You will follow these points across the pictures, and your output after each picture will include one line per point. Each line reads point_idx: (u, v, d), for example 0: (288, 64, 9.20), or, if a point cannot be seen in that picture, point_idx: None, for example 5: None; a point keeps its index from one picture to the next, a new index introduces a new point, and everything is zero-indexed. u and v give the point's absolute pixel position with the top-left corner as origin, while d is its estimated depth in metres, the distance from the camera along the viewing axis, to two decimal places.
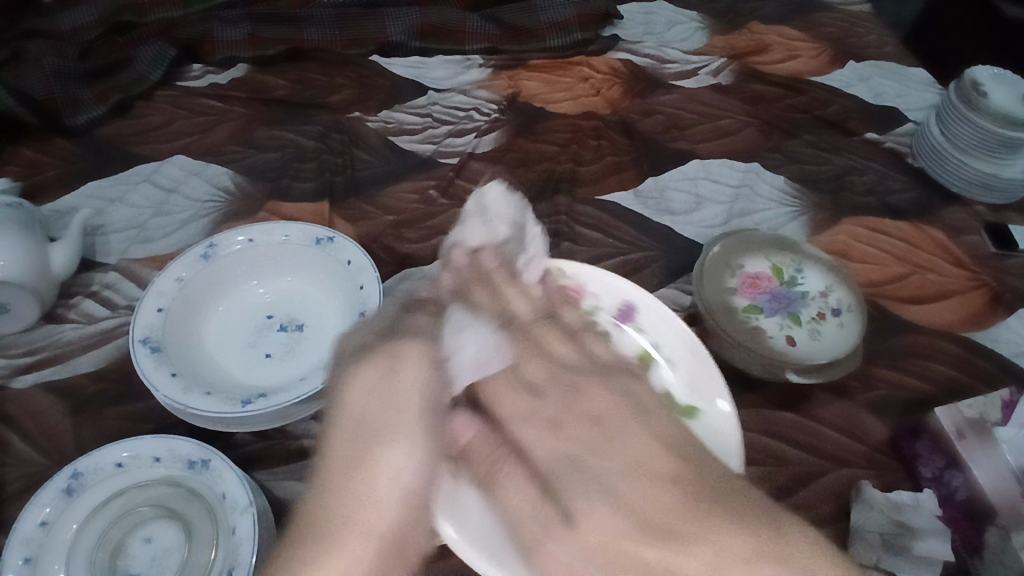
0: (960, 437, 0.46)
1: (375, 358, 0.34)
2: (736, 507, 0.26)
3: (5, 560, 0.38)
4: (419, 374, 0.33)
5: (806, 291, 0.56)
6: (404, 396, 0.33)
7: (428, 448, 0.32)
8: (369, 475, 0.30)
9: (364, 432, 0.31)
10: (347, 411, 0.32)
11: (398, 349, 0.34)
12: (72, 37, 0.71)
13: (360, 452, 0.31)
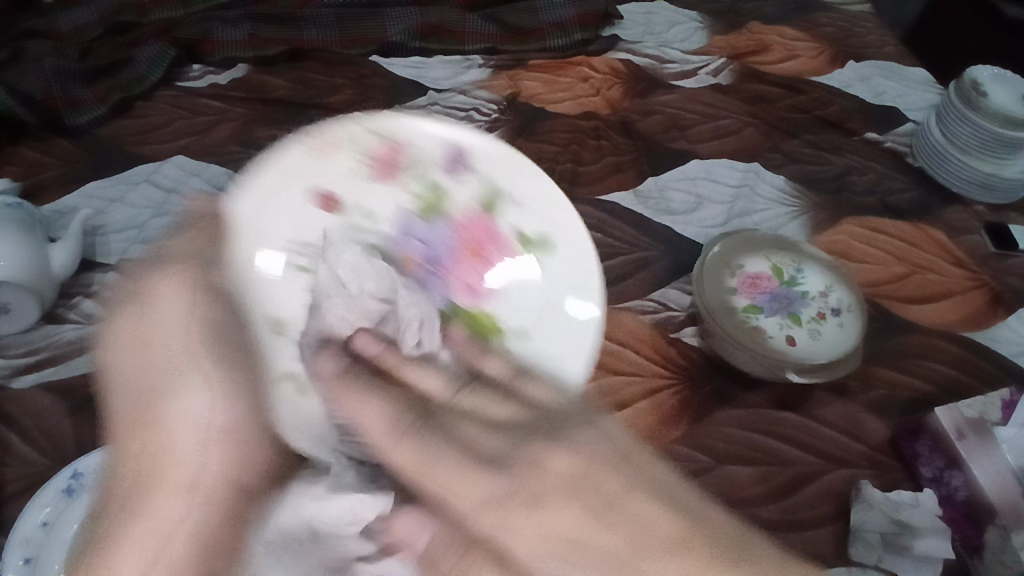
0: (961, 437, 0.46)
1: (123, 304, 0.32)
2: (691, 528, 0.28)
3: (5, 560, 0.38)
4: (171, 319, 0.31)
5: (806, 291, 0.56)
6: (176, 318, 0.32)
7: (234, 396, 0.31)
8: (155, 437, 0.29)
9: (147, 397, 0.29)
10: (132, 376, 0.30)
11: (153, 284, 0.32)
12: (72, 38, 0.71)
13: (150, 430, 0.29)
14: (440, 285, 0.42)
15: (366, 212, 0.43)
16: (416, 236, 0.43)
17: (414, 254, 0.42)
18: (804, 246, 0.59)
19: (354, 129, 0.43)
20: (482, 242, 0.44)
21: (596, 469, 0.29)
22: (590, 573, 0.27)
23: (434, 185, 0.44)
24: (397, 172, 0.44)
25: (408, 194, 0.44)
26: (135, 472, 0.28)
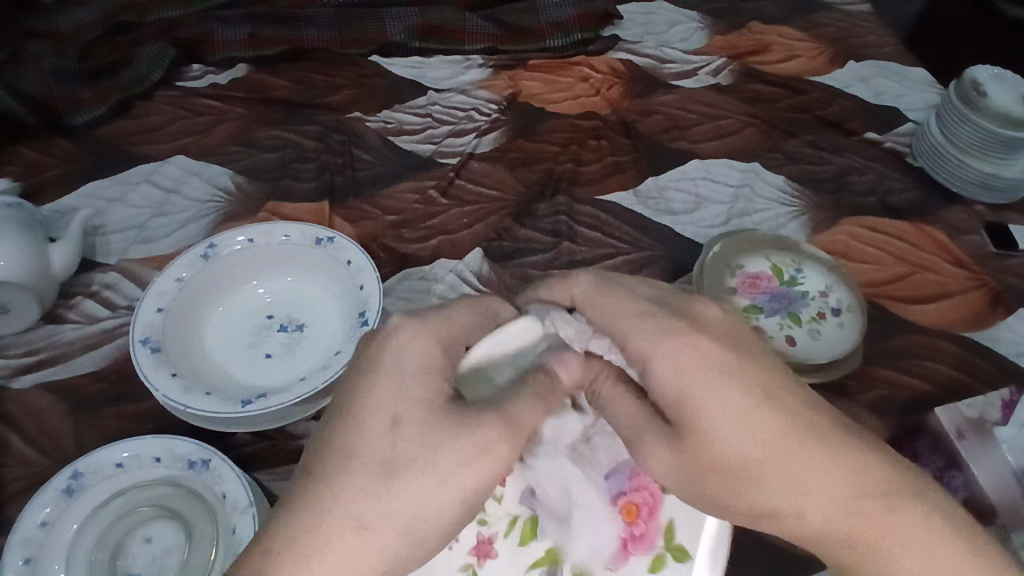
0: (960, 437, 0.47)
1: (368, 381, 0.34)
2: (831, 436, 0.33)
3: (5, 561, 0.38)
4: (446, 447, 0.32)
5: (806, 291, 0.56)
6: (416, 423, 0.33)
7: (432, 475, 0.32)
8: (368, 543, 0.31)
9: (387, 472, 0.32)
10: (384, 456, 0.32)
11: (365, 390, 0.34)
12: (71, 38, 0.71)
13: (380, 487, 0.31)
14: None
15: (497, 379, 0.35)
16: None
17: None
18: (804, 245, 0.59)
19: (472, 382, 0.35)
20: None
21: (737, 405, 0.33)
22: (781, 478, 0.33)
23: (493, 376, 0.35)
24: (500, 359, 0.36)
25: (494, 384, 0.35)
26: (372, 513, 0.31)
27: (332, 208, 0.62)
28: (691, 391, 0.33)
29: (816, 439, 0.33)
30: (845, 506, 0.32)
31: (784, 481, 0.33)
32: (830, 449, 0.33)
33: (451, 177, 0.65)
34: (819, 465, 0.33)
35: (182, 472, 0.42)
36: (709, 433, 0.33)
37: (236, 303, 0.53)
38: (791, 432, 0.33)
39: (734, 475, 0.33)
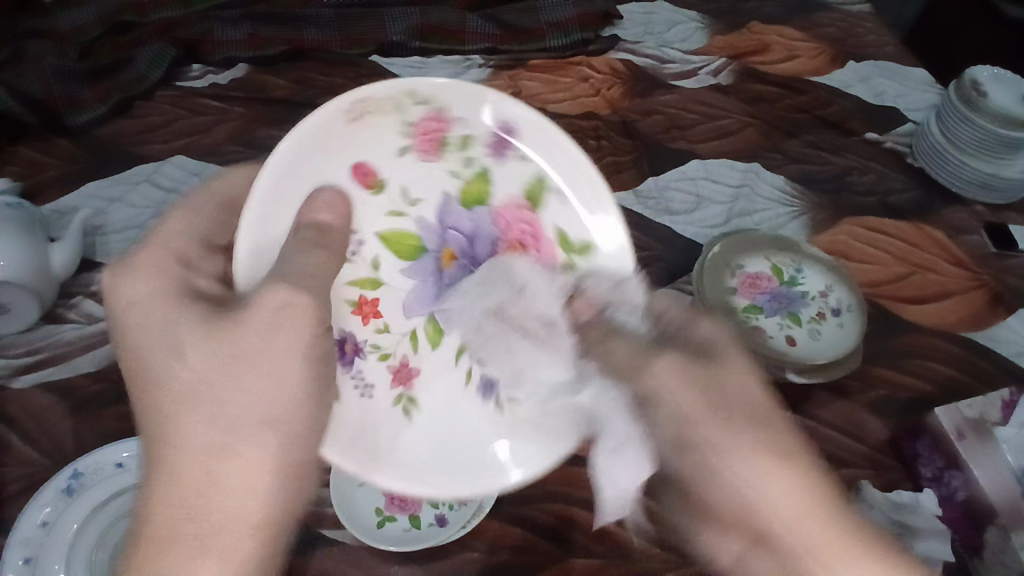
0: (960, 437, 0.47)
1: (223, 338, 0.31)
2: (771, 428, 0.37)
3: (5, 560, 0.38)
4: (281, 355, 0.32)
5: (806, 291, 0.56)
6: (285, 351, 0.32)
7: (279, 387, 0.31)
8: (225, 474, 0.29)
9: (204, 394, 0.30)
10: (229, 404, 0.30)
11: (177, 335, 0.31)
12: (71, 38, 0.71)
13: (223, 433, 0.30)
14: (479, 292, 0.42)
15: (411, 194, 0.41)
16: (450, 224, 0.42)
17: (454, 246, 0.42)
18: (804, 246, 0.59)
19: (398, 97, 0.37)
20: (524, 237, 0.42)
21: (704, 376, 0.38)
22: (746, 441, 0.36)
23: (472, 165, 0.41)
24: (442, 149, 0.40)
25: (453, 173, 0.41)
26: (200, 454, 0.29)
27: None
28: (701, 334, 0.40)
29: (787, 451, 0.36)
30: (799, 501, 0.35)
31: (744, 432, 0.36)
32: (788, 460, 0.36)
33: None
34: (792, 479, 0.35)
35: None
36: (700, 378, 0.38)
37: None
38: (747, 416, 0.37)
39: (721, 417, 0.37)
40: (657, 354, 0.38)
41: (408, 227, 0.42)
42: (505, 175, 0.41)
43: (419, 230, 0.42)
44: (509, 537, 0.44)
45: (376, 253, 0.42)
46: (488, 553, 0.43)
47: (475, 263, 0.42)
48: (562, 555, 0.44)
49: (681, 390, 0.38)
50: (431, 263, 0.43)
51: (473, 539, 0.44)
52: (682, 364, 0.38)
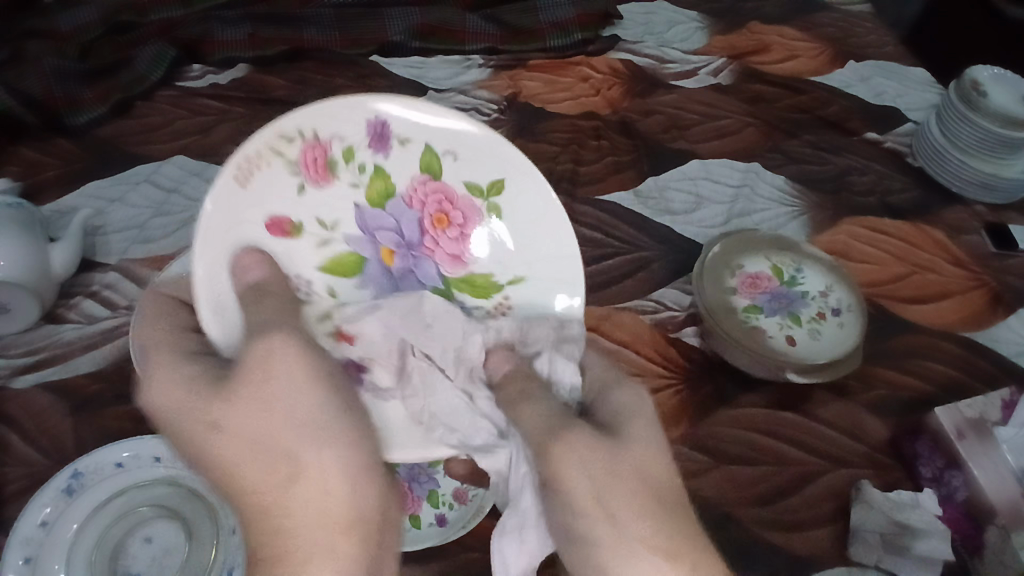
0: (960, 437, 0.47)
1: (250, 373, 0.33)
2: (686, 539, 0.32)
3: (5, 560, 0.37)
4: (295, 390, 0.33)
5: (806, 290, 0.56)
6: (304, 374, 0.34)
7: (337, 437, 0.33)
8: (303, 488, 0.32)
9: (256, 442, 0.32)
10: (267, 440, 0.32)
11: (213, 416, 0.32)
12: (71, 37, 0.71)
13: (286, 464, 0.32)
14: (429, 263, 0.43)
15: (325, 219, 0.42)
16: (374, 226, 0.42)
17: (387, 242, 0.42)
18: (804, 245, 0.59)
19: (269, 141, 0.37)
20: (443, 205, 0.42)
21: (606, 472, 0.32)
22: (639, 513, 0.32)
23: (366, 170, 0.41)
24: (331, 171, 0.40)
25: (352, 185, 0.41)
26: (257, 508, 0.31)
27: None
28: (602, 456, 0.33)
29: (681, 531, 0.32)
30: (732, 574, 0.31)
31: (625, 517, 0.32)
32: (658, 503, 0.32)
33: None
34: (708, 554, 0.32)
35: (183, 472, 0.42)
36: (613, 469, 0.33)
37: None
38: (651, 495, 0.33)
39: (635, 492, 0.32)
40: (614, 394, 0.37)
41: (339, 249, 0.42)
42: (398, 163, 0.41)
43: (350, 246, 0.42)
44: None
45: (325, 284, 0.42)
46: (488, 552, 0.43)
47: (415, 245, 0.43)
48: None
49: (598, 482, 0.32)
50: (375, 267, 0.43)
51: (473, 539, 0.44)
52: (593, 453, 0.33)
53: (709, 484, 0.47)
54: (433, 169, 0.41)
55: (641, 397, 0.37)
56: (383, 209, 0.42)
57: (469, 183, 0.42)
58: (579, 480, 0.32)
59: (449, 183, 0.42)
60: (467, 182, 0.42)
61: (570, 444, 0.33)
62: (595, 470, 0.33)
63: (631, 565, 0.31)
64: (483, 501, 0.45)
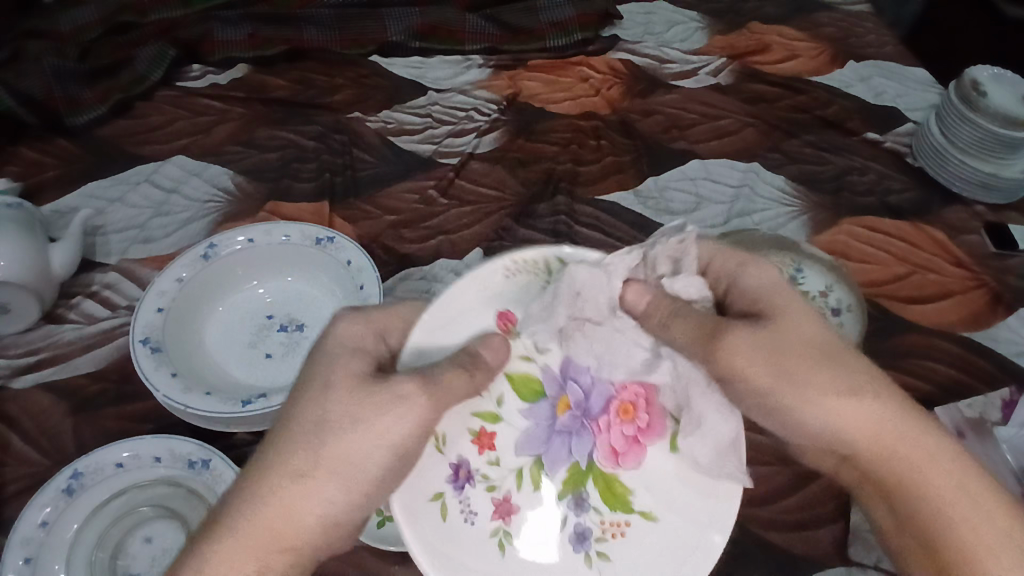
0: (961, 437, 0.48)
1: (361, 402, 0.34)
2: (835, 365, 0.36)
3: (5, 560, 0.38)
4: (377, 441, 0.33)
5: (807, 291, 0.55)
6: (384, 439, 0.33)
7: (351, 494, 0.34)
8: (293, 500, 0.32)
9: (315, 438, 0.33)
10: (325, 460, 0.33)
11: (332, 380, 0.34)
12: (72, 38, 0.71)
13: (300, 474, 0.33)
14: (590, 439, 0.38)
15: (533, 345, 0.39)
16: (569, 376, 0.39)
17: (570, 395, 0.39)
18: (805, 245, 0.59)
19: (469, 282, 0.38)
20: (634, 398, 0.38)
21: (774, 349, 0.35)
22: (837, 370, 0.35)
23: (518, 337, 0.39)
24: (512, 327, 0.38)
25: (517, 335, 0.38)
26: (286, 514, 0.32)
27: (333, 208, 0.62)
28: (764, 375, 0.35)
29: (863, 386, 0.35)
30: (878, 427, 0.35)
31: (812, 385, 0.35)
32: (855, 396, 0.35)
33: (451, 178, 0.65)
34: (873, 405, 0.35)
35: (183, 472, 0.42)
36: (774, 351, 0.35)
37: (236, 303, 0.53)
38: (823, 358, 0.36)
39: (826, 375, 0.35)
40: (726, 328, 0.35)
41: (530, 370, 0.39)
42: (546, 289, 0.38)
43: (542, 375, 0.39)
44: None
45: (518, 355, 0.39)
46: None
47: (591, 414, 0.38)
48: None
49: (767, 372, 0.35)
50: (547, 410, 0.38)
51: None
52: (755, 328, 0.36)
53: None
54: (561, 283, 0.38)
55: (771, 269, 0.38)
56: (581, 370, 0.39)
57: (646, 361, 0.37)
58: (816, 410, 0.35)
59: (624, 374, 0.38)
60: (632, 369, 0.38)
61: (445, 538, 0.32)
62: (762, 359, 0.35)
63: (855, 421, 0.35)
64: None
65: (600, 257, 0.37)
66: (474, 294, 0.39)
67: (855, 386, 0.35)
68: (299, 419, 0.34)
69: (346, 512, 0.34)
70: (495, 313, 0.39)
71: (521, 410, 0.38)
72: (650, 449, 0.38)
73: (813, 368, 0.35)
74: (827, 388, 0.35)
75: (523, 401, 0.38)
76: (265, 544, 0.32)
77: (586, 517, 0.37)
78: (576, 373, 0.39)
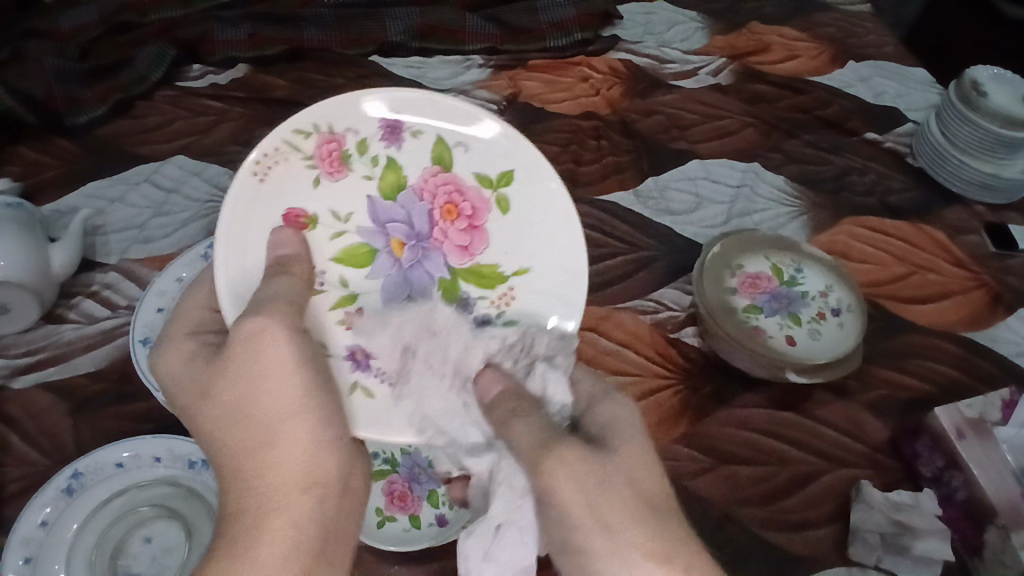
0: (961, 437, 0.47)
1: (236, 363, 0.37)
2: (693, 542, 0.34)
3: (5, 559, 0.37)
4: (281, 367, 0.37)
5: (806, 291, 0.56)
6: (280, 363, 0.37)
7: (310, 416, 0.37)
8: (269, 458, 0.35)
9: (241, 413, 0.36)
10: (269, 412, 0.36)
11: (205, 385, 0.37)
12: (71, 37, 0.70)
13: (262, 442, 0.36)
14: (438, 255, 0.46)
15: (340, 211, 0.44)
16: (385, 219, 0.45)
17: (398, 234, 0.45)
18: (806, 245, 0.60)
19: (286, 137, 0.41)
20: (454, 197, 0.45)
21: (594, 471, 0.35)
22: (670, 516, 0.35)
23: (379, 162, 0.44)
24: (347, 164, 0.44)
25: (367, 177, 0.45)
26: (282, 470, 0.35)
27: None
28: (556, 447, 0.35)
29: (710, 544, 0.34)
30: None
31: (660, 523, 0.34)
32: (658, 556, 0.33)
33: None
34: (714, 571, 0.33)
35: (183, 472, 0.42)
36: (604, 484, 0.35)
37: None
38: (644, 501, 0.35)
39: (625, 494, 0.35)
40: (560, 443, 0.36)
41: (352, 240, 0.45)
42: (410, 155, 0.44)
43: (361, 238, 0.45)
44: None
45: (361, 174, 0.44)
46: None
47: (423, 235, 0.45)
48: None
49: (591, 500, 0.34)
50: (385, 258, 0.45)
51: None
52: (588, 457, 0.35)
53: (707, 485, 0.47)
54: (445, 161, 0.45)
55: (625, 405, 0.40)
56: (395, 201, 0.45)
57: (479, 175, 0.45)
58: (617, 519, 0.34)
59: (460, 174, 0.45)
60: (477, 173, 0.45)
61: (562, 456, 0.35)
62: (585, 485, 0.34)
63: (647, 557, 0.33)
64: None
65: (462, 136, 0.44)
66: (298, 193, 0.43)
67: (648, 505, 0.35)
68: (212, 420, 0.36)
69: (322, 431, 0.37)
70: (377, 112, 0.43)
71: (366, 276, 0.45)
72: (490, 234, 0.46)
73: (640, 474, 0.36)
74: (615, 504, 0.34)
75: (360, 269, 0.45)
76: (268, 504, 0.34)
77: (478, 311, 0.45)
78: (426, 182, 0.45)
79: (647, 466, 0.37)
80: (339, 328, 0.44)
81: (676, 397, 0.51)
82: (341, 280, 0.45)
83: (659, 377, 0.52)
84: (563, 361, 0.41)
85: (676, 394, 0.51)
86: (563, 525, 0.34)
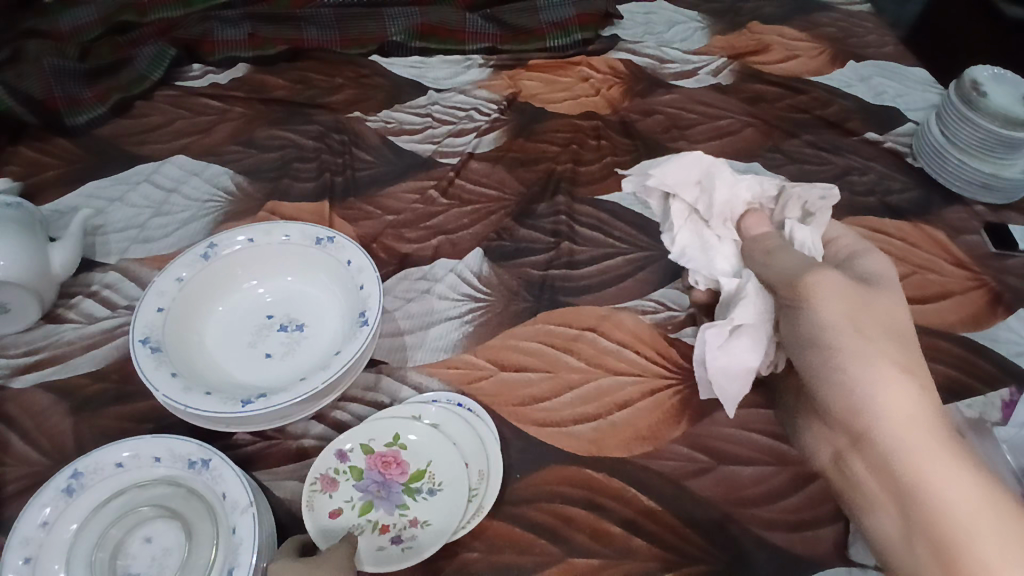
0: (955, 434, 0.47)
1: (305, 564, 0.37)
2: (916, 370, 0.37)
3: (5, 561, 0.38)
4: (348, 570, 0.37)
5: None
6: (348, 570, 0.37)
7: None
8: None
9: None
10: None
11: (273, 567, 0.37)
12: (71, 37, 0.71)
13: None
14: (397, 484, 0.43)
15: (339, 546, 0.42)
16: (366, 487, 0.43)
17: (366, 477, 0.43)
18: None
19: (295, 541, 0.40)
20: (391, 472, 0.44)
21: (855, 297, 0.40)
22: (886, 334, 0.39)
23: (351, 474, 0.43)
24: (335, 480, 0.43)
25: (346, 492, 0.42)
26: None
27: (332, 207, 0.61)
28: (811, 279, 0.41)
29: (918, 374, 0.37)
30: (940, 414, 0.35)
31: (874, 349, 0.38)
32: (912, 376, 0.37)
33: (451, 178, 0.65)
34: (917, 395, 0.36)
35: (183, 471, 0.42)
36: (863, 305, 0.40)
37: (237, 304, 0.53)
38: (896, 337, 0.39)
39: (886, 330, 0.39)
40: (819, 269, 0.42)
41: (355, 494, 0.42)
42: (354, 454, 0.44)
43: (358, 488, 0.43)
44: (509, 538, 0.43)
45: (330, 466, 0.43)
46: (487, 552, 0.42)
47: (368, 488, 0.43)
48: (561, 556, 0.42)
49: (851, 321, 0.39)
50: (377, 483, 0.43)
51: (472, 539, 0.43)
52: (847, 282, 0.41)
53: (709, 485, 0.46)
54: (360, 465, 0.44)
55: (885, 262, 0.45)
56: (361, 494, 0.42)
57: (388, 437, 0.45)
58: (880, 357, 0.37)
59: (380, 450, 0.44)
60: (377, 447, 0.45)
61: (827, 277, 0.41)
62: (841, 311, 0.39)
63: (880, 374, 0.37)
64: (483, 501, 0.43)
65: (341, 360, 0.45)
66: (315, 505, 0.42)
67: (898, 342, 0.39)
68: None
69: None
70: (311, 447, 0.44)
71: (378, 503, 0.42)
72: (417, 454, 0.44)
73: (884, 326, 0.39)
74: (886, 341, 0.38)
75: (375, 506, 0.42)
76: None
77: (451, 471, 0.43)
78: (369, 482, 0.43)
79: (890, 309, 0.41)
80: (389, 538, 0.41)
81: (676, 396, 0.50)
82: (365, 506, 0.42)
83: (658, 377, 0.51)
84: (819, 220, 0.46)
85: (677, 394, 0.50)
86: (815, 320, 0.40)
